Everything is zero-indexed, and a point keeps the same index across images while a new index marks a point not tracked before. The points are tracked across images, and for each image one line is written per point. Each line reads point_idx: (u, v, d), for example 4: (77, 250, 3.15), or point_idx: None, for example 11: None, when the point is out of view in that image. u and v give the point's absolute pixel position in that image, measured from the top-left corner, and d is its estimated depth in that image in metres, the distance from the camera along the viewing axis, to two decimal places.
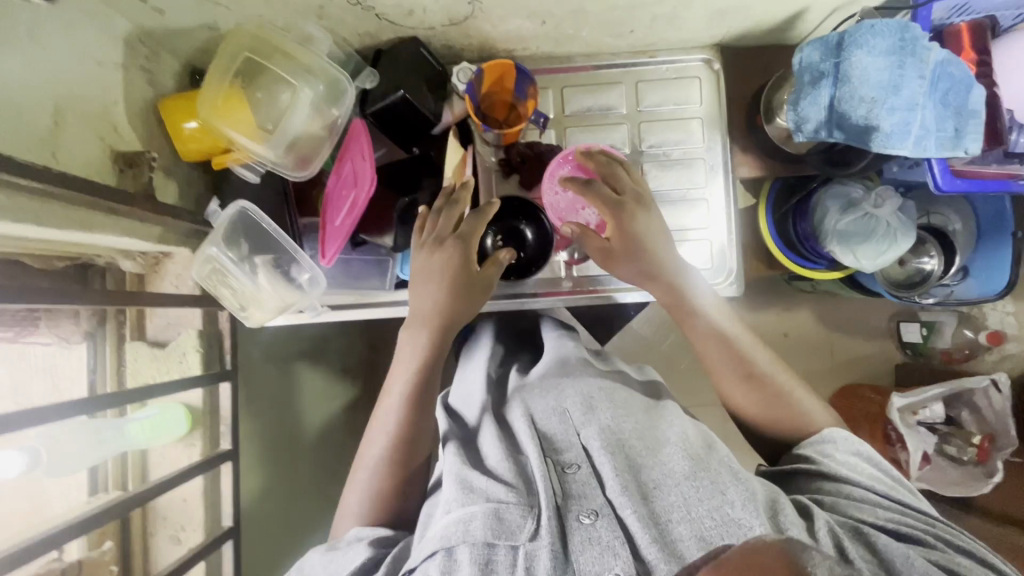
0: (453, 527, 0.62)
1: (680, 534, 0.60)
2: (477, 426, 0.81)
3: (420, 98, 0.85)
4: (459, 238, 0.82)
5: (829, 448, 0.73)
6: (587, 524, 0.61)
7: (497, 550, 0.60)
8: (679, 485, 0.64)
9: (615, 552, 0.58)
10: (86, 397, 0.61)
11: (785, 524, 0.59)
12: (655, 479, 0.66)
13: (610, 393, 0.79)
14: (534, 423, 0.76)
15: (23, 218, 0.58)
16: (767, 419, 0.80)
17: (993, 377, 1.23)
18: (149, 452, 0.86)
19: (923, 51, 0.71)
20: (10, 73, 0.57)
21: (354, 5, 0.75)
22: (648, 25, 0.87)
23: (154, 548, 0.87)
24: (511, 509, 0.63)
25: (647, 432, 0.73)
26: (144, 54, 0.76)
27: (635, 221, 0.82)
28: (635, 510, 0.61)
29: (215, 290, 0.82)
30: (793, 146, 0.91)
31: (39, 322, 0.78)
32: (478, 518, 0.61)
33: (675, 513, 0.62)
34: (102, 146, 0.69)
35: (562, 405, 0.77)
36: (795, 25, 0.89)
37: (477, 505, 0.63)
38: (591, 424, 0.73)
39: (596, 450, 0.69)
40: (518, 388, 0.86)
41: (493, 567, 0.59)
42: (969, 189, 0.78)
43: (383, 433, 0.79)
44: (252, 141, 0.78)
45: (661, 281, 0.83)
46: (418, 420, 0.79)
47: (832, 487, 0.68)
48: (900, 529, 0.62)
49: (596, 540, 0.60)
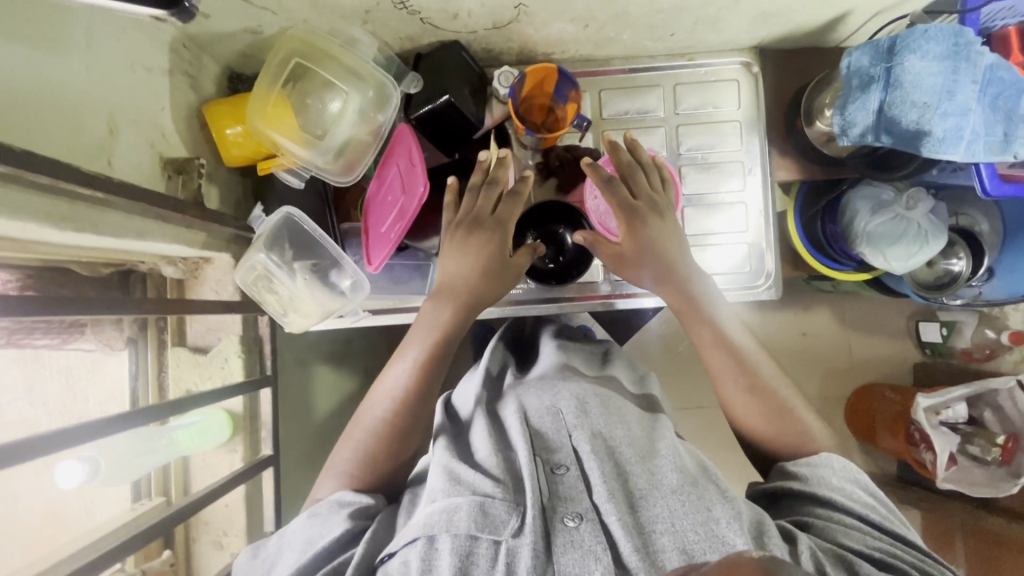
0: (436, 517, 0.61)
1: (663, 545, 0.59)
2: (469, 421, 0.81)
3: (465, 104, 0.85)
4: (498, 221, 0.81)
5: (824, 470, 0.70)
6: (571, 527, 0.60)
7: (478, 543, 0.59)
8: (665, 497, 0.63)
9: (596, 556, 0.57)
10: (131, 408, 0.60)
11: (768, 544, 0.59)
12: (642, 488, 0.65)
13: (605, 401, 0.78)
14: (527, 420, 0.75)
15: (83, 227, 0.58)
16: (768, 432, 0.77)
17: (1019, 378, 1.21)
18: (191, 460, 0.86)
19: (976, 56, 0.70)
20: (69, 82, 0.56)
21: (401, 10, 0.75)
22: (689, 28, 0.86)
23: (197, 554, 0.87)
24: (496, 504, 0.62)
25: (639, 441, 0.72)
26: (188, 59, 0.75)
27: (646, 226, 0.81)
28: (620, 517, 0.60)
29: (260, 296, 0.82)
30: (832, 149, 0.91)
31: (84, 329, 0.77)
32: (462, 510, 0.61)
33: (659, 524, 0.61)
34: (152, 152, 0.69)
35: (555, 405, 0.76)
36: (835, 28, 0.89)
37: (462, 497, 0.62)
38: (584, 427, 0.72)
39: (586, 454, 0.68)
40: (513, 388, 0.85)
41: (472, 561, 0.57)
42: (1016, 194, 0.79)
43: (376, 413, 0.77)
44: (297, 145, 0.79)
45: (675, 283, 0.82)
46: (422, 395, 0.78)
47: (822, 512, 0.66)
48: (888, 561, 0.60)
49: (577, 542, 0.59)
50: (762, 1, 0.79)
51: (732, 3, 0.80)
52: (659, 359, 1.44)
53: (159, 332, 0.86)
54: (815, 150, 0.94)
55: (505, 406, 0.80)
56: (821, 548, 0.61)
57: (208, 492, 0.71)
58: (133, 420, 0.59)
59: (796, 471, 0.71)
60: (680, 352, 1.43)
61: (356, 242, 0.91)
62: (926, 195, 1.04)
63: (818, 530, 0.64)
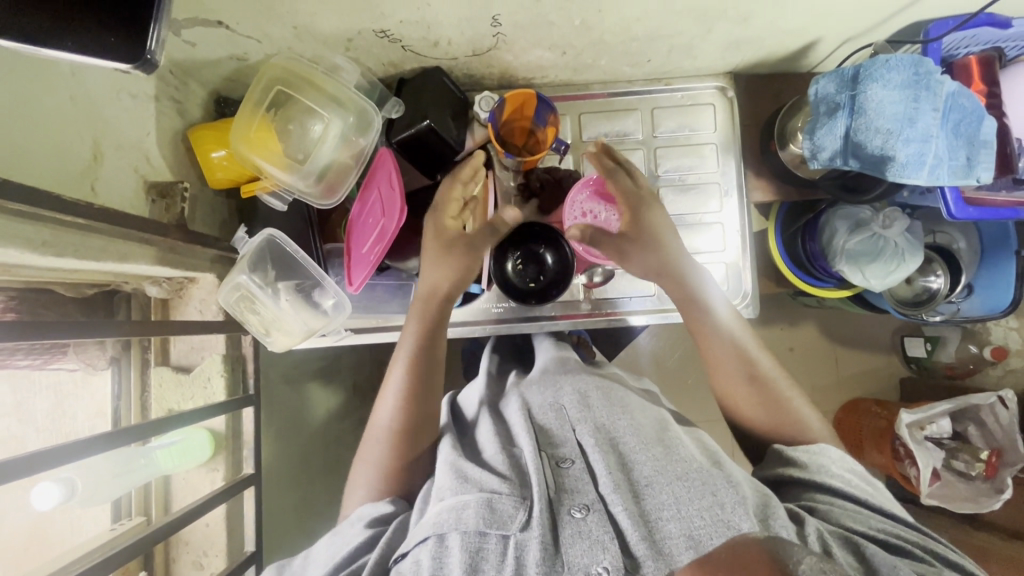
0: (446, 514, 0.62)
1: (670, 531, 0.58)
2: (474, 420, 0.83)
3: (444, 128, 0.87)
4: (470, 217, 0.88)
5: (824, 455, 0.71)
6: (578, 518, 0.60)
7: (486, 538, 0.59)
8: (670, 484, 0.63)
9: (604, 546, 0.57)
10: (112, 430, 0.61)
11: (775, 527, 0.56)
12: (646, 476, 0.65)
13: (608, 394, 0.78)
14: (531, 416, 0.77)
15: (65, 251, 0.59)
16: (767, 423, 0.79)
17: (999, 395, 1.23)
18: (172, 478, 0.86)
19: (936, 85, 0.73)
20: (53, 110, 0.58)
21: (382, 39, 0.77)
22: (665, 54, 0.89)
23: (177, 574, 0.87)
24: (503, 499, 0.62)
25: (642, 429, 0.72)
26: (175, 85, 0.77)
27: (647, 216, 0.88)
28: (625, 507, 0.60)
29: (243, 317, 0.82)
30: (805, 171, 0.93)
31: (66, 350, 0.78)
32: (471, 507, 0.61)
33: (666, 511, 0.60)
34: (136, 177, 0.71)
35: (559, 401, 0.78)
36: (806, 55, 0.92)
37: (471, 494, 0.63)
38: (586, 422, 0.73)
39: (590, 447, 0.69)
40: (514, 388, 0.87)
41: (482, 557, 0.58)
42: (981, 217, 0.80)
43: (381, 430, 0.79)
44: (279, 168, 0.81)
45: (674, 277, 0.86)
46: (422, 396, 0.81)
47: (823, 496, 0.67)
48: (891, 541, 0.60)
49: (585, 534, 0.59)
50: (732, 30, 0.82)
51: (704, 32, 0.82)
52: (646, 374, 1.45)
53: (143, 351, 0.87)
54: (790, 172, 0.97)
55: (508, 405, 0.82)
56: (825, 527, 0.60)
57: (187, 512, 0.72)
58: (108, 442, 0.60)
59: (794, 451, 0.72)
60: (666, 368, 1.45)
61: (339, 262, 0.94)
62: (902, 214, 1.05)
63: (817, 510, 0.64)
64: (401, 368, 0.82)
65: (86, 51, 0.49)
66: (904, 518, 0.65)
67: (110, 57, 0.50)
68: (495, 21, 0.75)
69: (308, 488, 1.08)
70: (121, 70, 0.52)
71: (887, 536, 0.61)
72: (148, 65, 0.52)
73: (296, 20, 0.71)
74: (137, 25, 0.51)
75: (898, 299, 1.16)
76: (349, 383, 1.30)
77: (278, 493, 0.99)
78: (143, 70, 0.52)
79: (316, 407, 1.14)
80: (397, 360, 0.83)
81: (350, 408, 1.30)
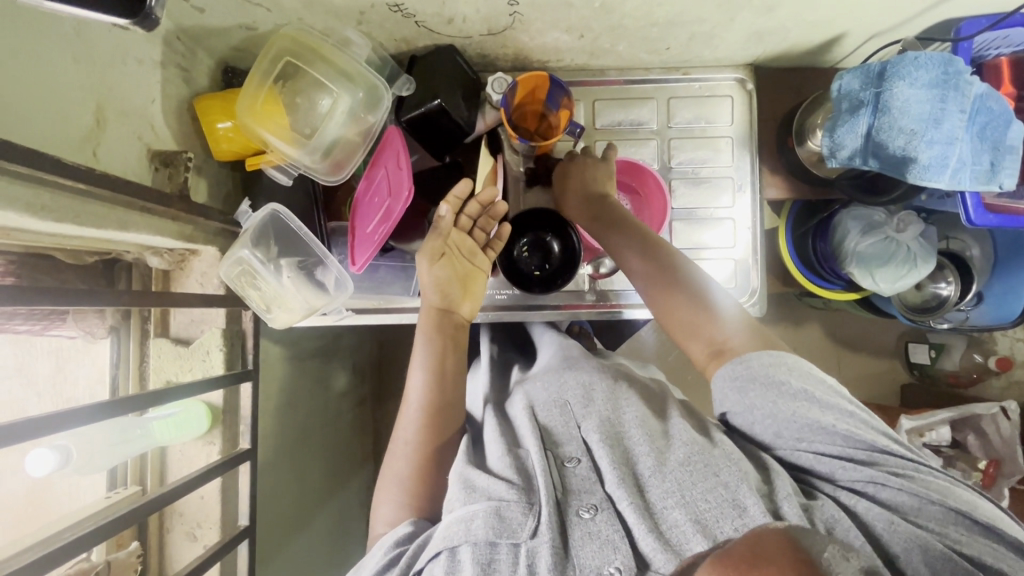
0: (455, 527, 0.61)
1: (676, 518, 0.58)
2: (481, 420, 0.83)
3: (454, 109, 0.84)
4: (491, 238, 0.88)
5: (776, 366, 0.65)
6: (587, 519, 0.60)
7: (498, 549, 0.59)
8: (672, 472, 0.63)
9: (615, 546, 0.57)
10: (113, 399, 0.61)
11: (781, 507, 0.57)
12: (650, 467, 0.64)
13: (612, 388, 0.77)
14: (535, 414, 0.76)
15: (64, 217, 0.58)
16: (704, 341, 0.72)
17: (1003, 404, 1.22)
18: (168, 450, 0.86)
19: (965, 85, 0.71)
20: (56, 71, 0.57)
21: (395, 13, 0.75)
22: (685, 42, 0.87)
23: (172, 543, 0.88)
24: (511, 506, 0.61)
25: (649, 421, 0.71)
26: (181, 52, 0.75)
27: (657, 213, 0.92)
28: (632, 501, 0.60)
29: (243, 291, 0.81)
30: (821, 170, 0.92)
31: (66, 317, 0.77)
32: (479, 517, 0.60)
33: (671, 498, 0.60)
34: (140, 145, 0.69)
35: (562, 397, 0.77)
36: (830, 49, 0.89)
37: (479, 504, 0.62)
38: (592, 416, 0.72)
39: (595, 444, 0.68)
40: (520, 385, 0.86)
41: (494, 567, 0.57)
42: (999, 225, 0.78)
43: (405, 444, 0.77)
44: (285, 143, 0.79)
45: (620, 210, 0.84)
46: (448, 393, 0.80)
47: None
48: (882, 494, 0.58)
49: (596, 534, 0.58)
50: (756, 20, 0.80)
51: (727, 20, 0.80)
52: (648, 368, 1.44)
53: (143, 322, 0.86)
54: (805, 170, 0.95)
55: (512, 404, 0.81)
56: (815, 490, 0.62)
57: (180, 484, 0.71)
58: (104, 412, 0.59)
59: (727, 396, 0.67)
60: (668, 362, 1.44)
61: (342, 241, 0.92)
62: (917, 218, 1.05)
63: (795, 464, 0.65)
64: (422, 376, 0.79)
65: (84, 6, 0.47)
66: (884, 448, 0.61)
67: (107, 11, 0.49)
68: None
69: (305, 464, 1.09)
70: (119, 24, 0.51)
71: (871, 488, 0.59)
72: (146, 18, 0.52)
73: None
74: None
75: (906, 305, 1.16)
76: (348, 363, 1.30)
77: (274, 470, 0.99)
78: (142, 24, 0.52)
79: (314, 386, 1.14)
80: (415, 371, 0.81)
81: (349, 388, 1.30)
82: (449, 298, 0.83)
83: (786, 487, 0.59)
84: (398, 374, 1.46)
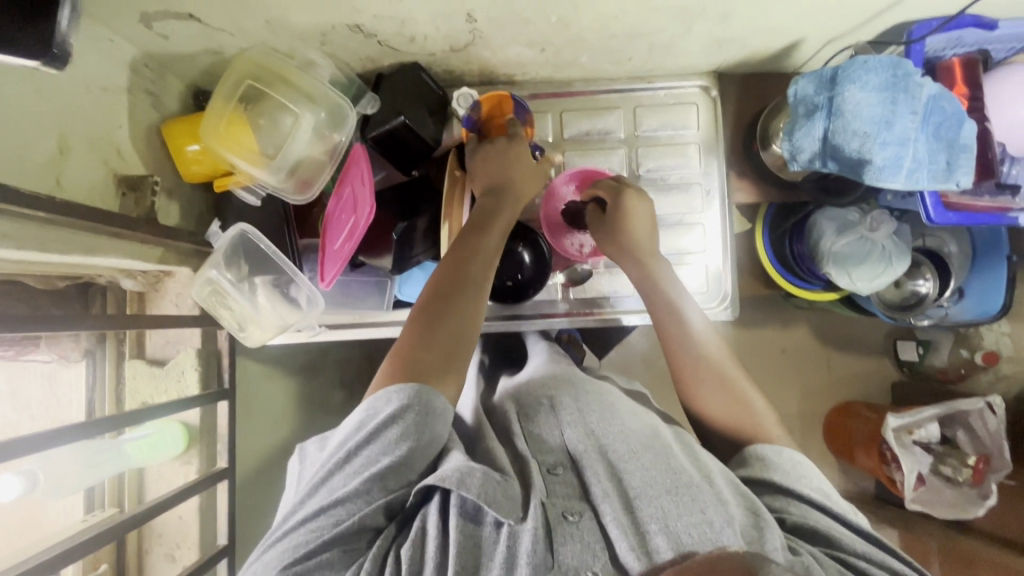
0: (451, 472, 0.61)
1: (659, 544, 0.55)
2: (478, 424, 0.79)
3: (419, 125, 0.86)
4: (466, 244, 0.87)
5: (802, 468, 0.67)
6: (571, 522, 0.59)
7: (483, 526, 0.59)
8: (658, 497, 0.60)
9: (595, 552, 0.56)
10: (84, 421, 0.61)
11: (767, 545, 0.55)
12: (636, 488, 0.61)
13: (599, 400, 0.77)
14: (524, 422, 0.77)
15: (27, 244, 0.59)
16: (721, 416, 0.76)
17: (988, 399, 1.22)
18: (146, 471, 0.87)
19: (915, 87, 0.72)
20: (17, 103, 0.58)
21: (357, 33, 0.77)
22: (646, 53, 0.88)
23: (151, 565, 0.88)
24: (509, 488, 0.61)
25: (632, 435, 0.69)
26: (148, 78, 0.77)
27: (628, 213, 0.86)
28: (616, 516, 0.58)
29: (215, 311, 0.82)
30: (787, 173, 0.93)
31: (39, 342, 0.78)
32: (477, 476, 0.60)
33: (655, 522, 0.57)
34: (106, 170, 0.70)
35: (552, 402, 0.77)
36: (791, 55, 0.90)
37: (478, 465, 0.62)
38: (577, 426, 0.71)
39: (580, 455, 0.67)
40: (507, 393, 0.86)
41: (478, 547, 0.58)
42: (961, 222, 0.80)
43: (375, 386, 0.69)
44: (251, 164, 0.80)
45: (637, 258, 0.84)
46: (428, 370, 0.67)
47: (798, 509, 0.62)
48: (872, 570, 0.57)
49: (577, 536, 0.58)
50: (712, 29, 0.81)
51: (685, 30, 0.81)
52: (633, 374, 1.45)
53: (119, 344, 0.87)
54: (773, 173, 0.96)
55: (504, 403, 0.83)
56: (802, 547, 0.57)
57: (154, 505, 0.72)
58: (78, 432, 0.60)
59: (748, 463, 0.69)
60: (654, 367, 1.45)
61: (314, 258, 0.93)
62: (890, 217, 1.04)
63: (795, 526, 0.60)
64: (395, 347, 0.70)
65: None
66: (878, 539, 0.61)
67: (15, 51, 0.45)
68: (469, 16, 0.75)
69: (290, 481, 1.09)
70: (30, 67, 0.47)
71: (866, 564, 0.57)
72: (57, 60, 0.47)
73: (268, 14, 0.71)
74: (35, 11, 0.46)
75: (886, 303, 1.15)
76: (334, 377, 1.30)
77: (256, 488, 0.99)
78: (55, 66, 0.47)
79: (298, 402, 1.14)
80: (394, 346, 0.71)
81: (336, 401, 1.31)
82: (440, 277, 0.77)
83: (776, 540, 0.56)
84: None
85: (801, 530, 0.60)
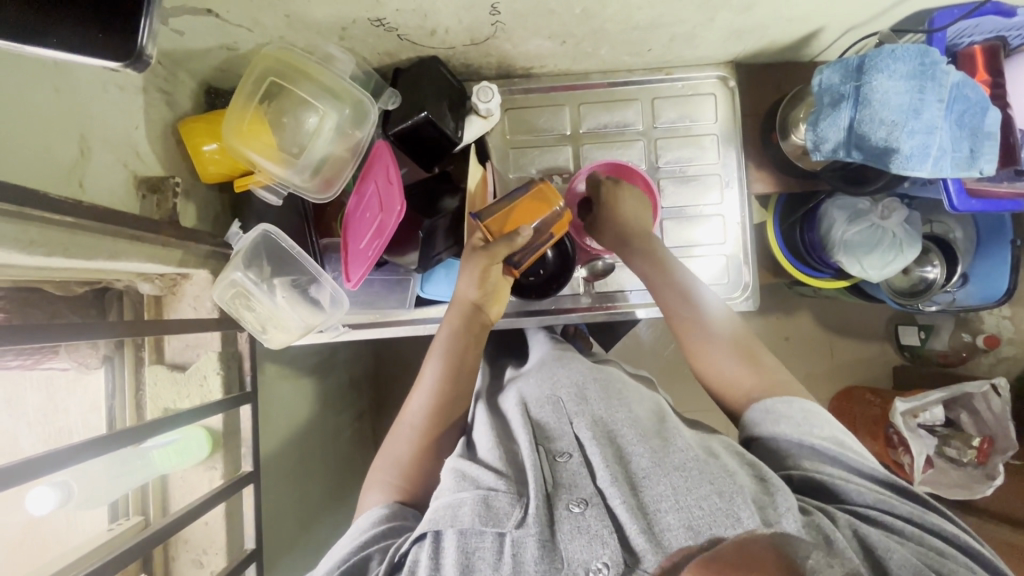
0: (441, 512, 0.61)
1: (669, 522, 0.55)
2: (472, 415, 0.83)
3: (442, 121, 0.84)
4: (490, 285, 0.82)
5: (813, 417, 0.67)
6: (576, 513, 0.58)
7: (483, 537, 0.58)
8: (668, 476, 0.60)
9: (603, 540, 0.55)
10: (104, 434, 0.59)
11: (776, 517, 0.54)
12: (644, 468, 0.62)
13: (605, 386, 0.77)
14: (528, 411, 0.76)
15: (53, 251, 0.57)
16: (739, 382, 0.76)
17: (993, 381, 1.23)
18: (170, 478, 0.85)
19: (941, 75, 0.73)
20: (37, 104, 0.56)
21: (377, 27, 0.75)
22: (666, 43, 0.87)
23: (177, 571, 0.87)
24: (499, 496, 0.61)
25: (640, 422, 0.71)
26: (163, 76, 0.75)
27: (623, 202, 0.88)
28: (624, 500, 0.58)
29: (237, 314, 0.81)
30: (806, 162, 0.93)
31: (57, 350, 0.75)
32: (467, 505, 0.60)
33: (665, 502, 0.58)
34: (126, 172, 0.68)
35: (555, 394, 0.77)
36: (809, 44, 0.90)
37: (467, 492, 0.62)
38: (585, 414, 0.72)
39: (588, 440, 0.67)
40: (512, 381, 0.88)
41: (477, 556, 0.57)
42: (983, 209, 0.81)
43: (409, 428, 0.78)
44: (273, 163, 0.78)
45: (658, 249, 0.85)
46: (451, 396, 0.79)
47: (814, 463, 0.64)
48: (894, 523, 0.57)
49: (584, 528, 0.56)
50: (735, 19, 0.81)
51: (708, 20, 0.81)
52: (645, 365, 1.45)
53: (137, 349, 0.85)
54: (790, 163, 0.96)
55: (506, 398, 0.82)
56: (809, 502, 0.59)
57: (187, 511, 0.71)
58: (97, 447, 0.58)
59: (757, 419, 0.70)
60: (665, 358, 1.46)
61: (335, 258, 0.92)
62: (901, 205, 1.06)
63: (802, 483, 0.63)
64: (421, 400, 0.79)
65: (74, 49, 0.46)
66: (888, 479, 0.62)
67: (99, 54, 0.47)
68: (493, 9, 0.74)
69: (308, 482, 1.08)
70: (111, 66, 0.48)
71: (874, 512, 0.58)
72: (143, 63, 0.49)
73: (289, 8, 0.69)
74: (122, 11, 0.47)
75: (894, 290, 1.17)
76: (345, 376, 1.29)
77: (278, 489, 0.98)
78: (139, 68, 0.49)
79: (312, 402, 1.13)
80: (417, 395, 0.80)
81: (347, 401, 1.29)
82: (484, 294, 0.82)
83: (787, 502, 0.56)
84: (395, 384, 1.45)
85: (812, 488, 0.62)
